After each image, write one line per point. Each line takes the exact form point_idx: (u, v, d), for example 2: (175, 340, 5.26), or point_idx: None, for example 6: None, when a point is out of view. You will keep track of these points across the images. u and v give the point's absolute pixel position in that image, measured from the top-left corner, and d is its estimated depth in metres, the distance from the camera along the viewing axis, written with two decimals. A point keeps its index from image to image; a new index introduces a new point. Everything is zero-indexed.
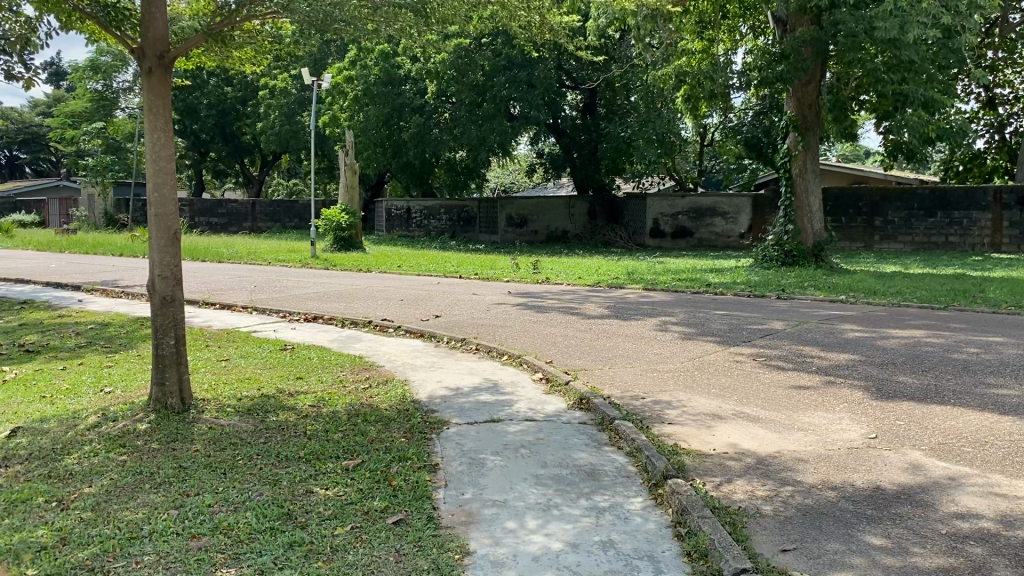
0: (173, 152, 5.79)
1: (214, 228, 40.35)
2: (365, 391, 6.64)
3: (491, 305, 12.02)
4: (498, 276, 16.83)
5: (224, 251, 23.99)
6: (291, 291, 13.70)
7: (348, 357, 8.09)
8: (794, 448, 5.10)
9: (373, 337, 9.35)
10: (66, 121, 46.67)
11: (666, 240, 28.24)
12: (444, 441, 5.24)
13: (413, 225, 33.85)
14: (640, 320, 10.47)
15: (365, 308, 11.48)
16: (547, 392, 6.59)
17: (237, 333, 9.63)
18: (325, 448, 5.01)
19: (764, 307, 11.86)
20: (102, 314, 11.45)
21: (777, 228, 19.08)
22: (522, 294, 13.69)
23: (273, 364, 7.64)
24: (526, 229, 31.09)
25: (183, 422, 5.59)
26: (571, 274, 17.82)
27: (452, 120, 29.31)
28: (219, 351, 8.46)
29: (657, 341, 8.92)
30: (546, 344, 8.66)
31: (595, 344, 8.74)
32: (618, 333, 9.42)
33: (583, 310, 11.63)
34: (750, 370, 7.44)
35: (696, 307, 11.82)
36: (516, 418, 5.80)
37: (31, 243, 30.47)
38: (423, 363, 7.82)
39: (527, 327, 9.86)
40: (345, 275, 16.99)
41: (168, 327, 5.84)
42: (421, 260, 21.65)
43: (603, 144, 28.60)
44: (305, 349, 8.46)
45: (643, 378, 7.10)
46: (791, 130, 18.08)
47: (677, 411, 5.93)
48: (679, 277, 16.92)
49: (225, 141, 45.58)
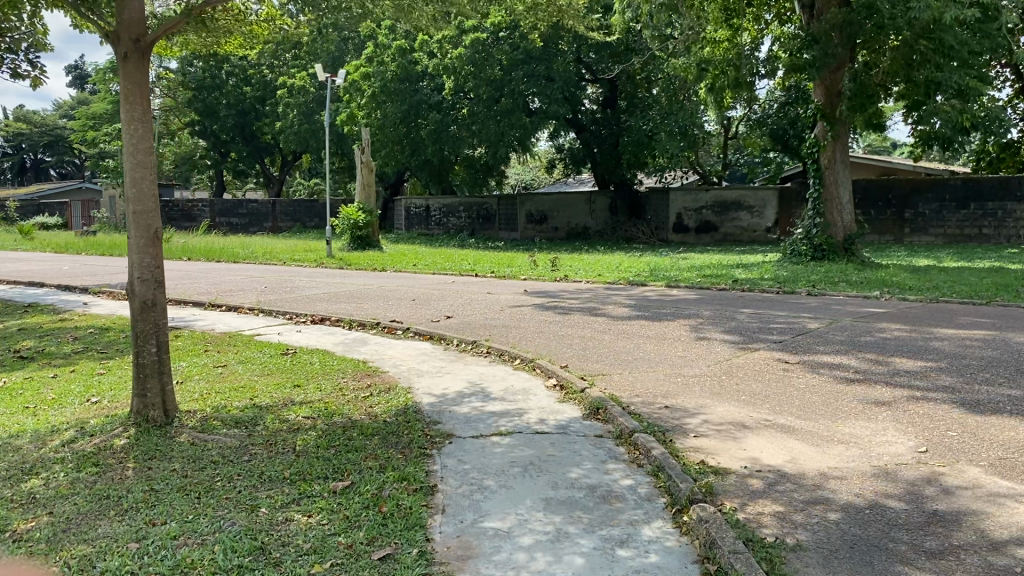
0: (153, 143, 5.35)
1: (235, 228, 40.22)
2: (365, 400, 6.16)
3: (507, 305, 11.54)
4: (515, 275, 16.33)
5: (240, 252, 23.76)
6: (301, 291, 13.27)
7: (352, 362, 7.63)
8: (835, 465, 4.55)
9: (380, 340, 8.90)
10: (88, 124, 46.81)
11: (690, 235, 27.65)
12: (444, 458, 4.74)
13: (432, 222, 33.46)
14: (662, 320, 9.93)
15: (375, 309, 11.03)
16: (561, 400, 6.08)
17: (240, 337, 9.21)
18: (312, 468, 4.52)
19: (794, 304, 11.27)
20: (105, 317, 11.09)
21: (804, 222, 18.38)
22: (540, 293, 13.18)
23: (271, 371, 7.17)
24: (547, 225, 30.52)
25: (163, 437, 5.15)
26: (591, 271, 17.32)
27: (469, 115, 28.57)
28: (218, 356, 8.03)
29: (681, 343, 8.37)
30: (563, 347, 8.15)
31: (614, 347, 8.22)
32: (639, 334, 8.89)
33: (603, 310, 11.11)
34: (783, 375, 6.89)
35: (722, 306, 11.25)
36: (526, 431, 5.28)
37: (50, 246, 30.44)
38: (430, 368, 7.35)
39: (543, 328, 9.36)
40: (359, 275, 16.58)
41: (149, 333, 5.40)
42: (438, 258, 21.21)
43: (624, 138, 28.08)
44: (307, 354, 8.02)
45: (667, 384, 6.58)
46: (818, 119, 17.49)
47: (703, 421, 5.40)
48: (703, 273, 16.33)
49: (245, 141, 45.44)
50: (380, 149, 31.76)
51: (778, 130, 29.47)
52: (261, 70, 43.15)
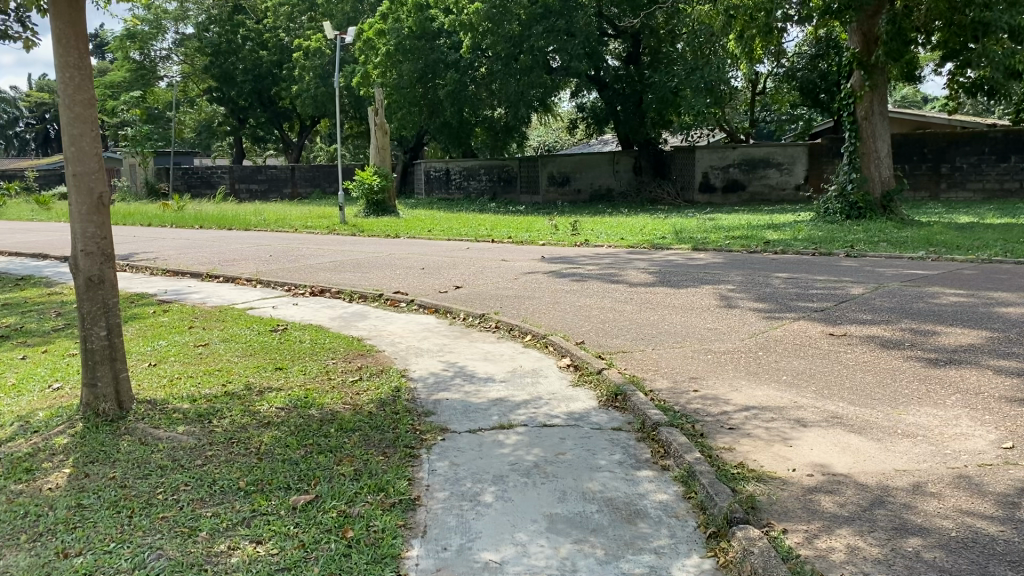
0: (94, 91, 4.62)
1: (254, 195, 39.64)
2: (351, 386, 5.46)
3: (521, 273, 10.76)
4: (533, 240, 15.47)
5: (252, 219, 23.12)
6: (306, 260, 12.54)
7: (345, 341, 6.91)
8: (905, 469, 3.75)
9: (380, 314, 8.17)
10: (105, 91, 46.16)
11: (716, 195, 26.58)
12: (433, 460, 4.00)
13: (452, 186, 32.58)
14: (689, 287, 9.08)
15: (380, 279, 10.30)
16: (575, 384, 5.31)
17: (231, 312, 8.50)
18: (274, 476, 3.79)
19: (833, 267, 10.33)
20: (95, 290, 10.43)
21: (840, 177, 17.28)
22: (557, 259, 12.33)
23: (254, 352, 6.46)
24: (569, 188, 29.50)
25: (112, 434, 4.45)
26: (613, 234, 16.47)
27: (489, 75, 27.81)
28: (200, 335, 7.33)
29: (711, 314, 7.53)
30: (580, 321, 7.36)
31: (637, 319, 7.41)
32: (664, 304, 8.08)
33: (623, 276, 10.28)
34: (826, 351, 6.05)
35: (753, 270, 10.36)
36: (532, 424, 4.52)
37: (64, 216, 29.95)
38: (430, 346, 6.61)
39: (558, 298, 8.57)
40: (370, 241, 15.88)
41: (97, 315, 4.68)
42: (454, 222, 20.40)
43: (648, 95, 26.97)
44: (297, 332, 7.31)
45: (697, 362, 5.77)
46: (856, 68, 16.32)
47: (740, 412, 4.60)
48: (732, 234, 15.46)
49: (263, 107, 44.64)
50: (397, 111, 30.88)
51: (807, 81, 28.22)
52: (277, 34, 42.12)
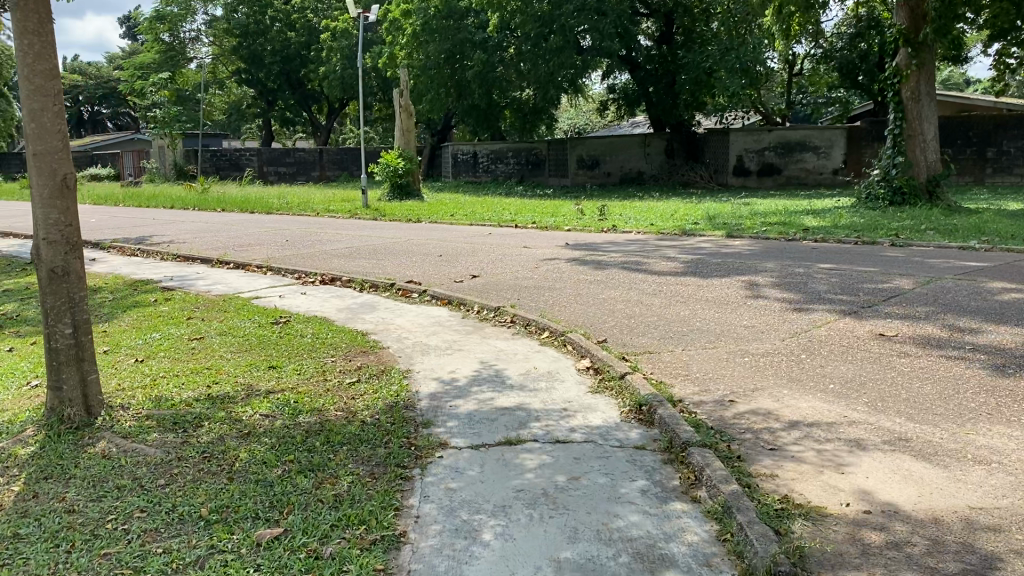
0: (56, 61, 4.11)
1: (283, 177, 39.42)
2: (347, 389, 4.93)
3: (542, 261, 10.20)
4: (558, 225, 14.87)
5: (275, 202, 22.76)
6: (321, 246, 12.06)
7: (349, 335, 6.41)
8: (982, 506, 3.16)
9: (391, 305, 7.67)
10: (134, 73, 46.05)
11: (751, 178, 25.70)
12: (427, 485, 3.48)
13: (480, 169, 31.98)
14: (722, 278, 8.45)
15: (394, 267, 9.80)
16: (594, 391, 4.77)
17: (235, 301, 8.04)
18: (242, 502, 3.31)
19: (878, 257, 9.64)
20: (100, 276, 10.00)
21: (883, 161, 16.39)
22: (582, 246, 11.73)
23: (249, 348, 5.96)
24: (599, 171, 28.72)
25: (74, 446, 3.98)
26: (643, 219, 15.81)
27: (517, 55, 27.10)
28: (197, 327, 6.85)
29: (746, 309, 6.92)
30: (603, 316, 6.81)
31: (665, 315, 6.84)
32: (696, 297, 7.49)
33: (652, 265, 9.68)
34: (878, 354, 5.44)
35: (792, 260, 9.69)
36: (544, 440, 3.98)
37: (89, 198, 29.76)
38: (439, 343, 6.08)
39: (580, 290, 8.00)
40: (390, 225, 15.39)
41: (61, 310, 4.21)
42: (479, 207, 19.89)
43: (680, 76, 26.13)
44: (300, 324, 6.82)
45: (732, 368, 5.20)
46: (901, 44, 15.46)
47: (783, 429, 4.04)
48: (768, 220, 14.74)
49: (292, 89, 44.35)
50: (425, 92, 30.36)
51: (846, 61, 27.16)
52: (305, 15, 41.69)
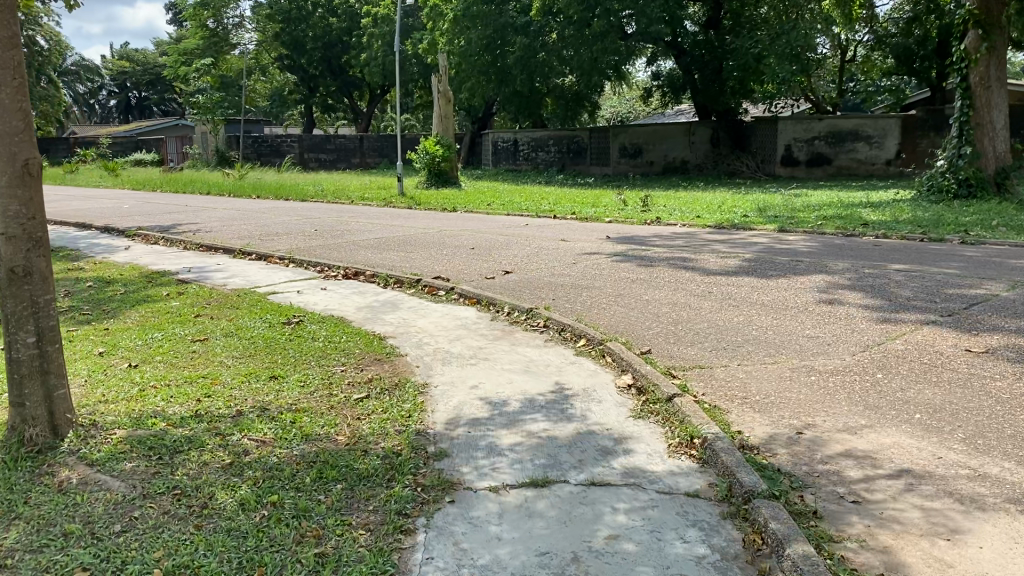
0: (15, 28, 3.54)
1: (323, 164, 39.14)
2: (353, 407, 4.34)
3: (582, 256, 9.51)
4: (598, 217, 14.16)
5: (310, 189, 22.35)
6: (349, 237, 11.54)
7: (364, 339, 5.82)
8: None
9: (414, 304, 7.08)
10: (178, 59, 46.14)
11: (800, 169, 24.67)
12: (432, 544, 2.86)
13: (520, 157, 31.25)
14: (780, 279, 7.70)
15: (423, 260, 9.20)
16: (636, 416, 4.12)
17: (250, 297, 7.50)
18: (207, 562, 2.72)
19: (953, 257, 8.78)
20: (117, 266, 9.55)
21: (947, 150, 15.28)
22: (626, 240, 11.01)
23: (252, 355, 5.40)
24: (641, 159, 27.90)
25: (28, 476, 3.41)
26: (688, 211, 15.02)
27: (559, 40, 26.30)
28: (203, 327, 6.31)
29: (809, 316, 6.18)
30: (647, 322, 6.13)
31: (717, 321, 6.14)
32: (751, 300, 6.75)
33: (703, 262, 8.92)
34: (968, 374, 4.68)
35: (857, 259, 8.87)
36: (577, 483, 3.33)
37: (129, 183, 29.78)
38: (463, 351, 5.46)
39: (623, 291, 7.32)
40: (424, 215, 14.79)
41: (23, 316, 3.65)
42: (518, 196, 19.24)
43: (728, 61, 25.08)
44: (313, 326, 6.25)
45: (797, 390, 4.50)
46: (972, 26, 14.35)
47: (873, 477, 3.34)
48: (824, 214, 13.84)
49: (333, 75, 43.97)
50: (465, 79, 29.84)
51: (903, 48, 25.84)
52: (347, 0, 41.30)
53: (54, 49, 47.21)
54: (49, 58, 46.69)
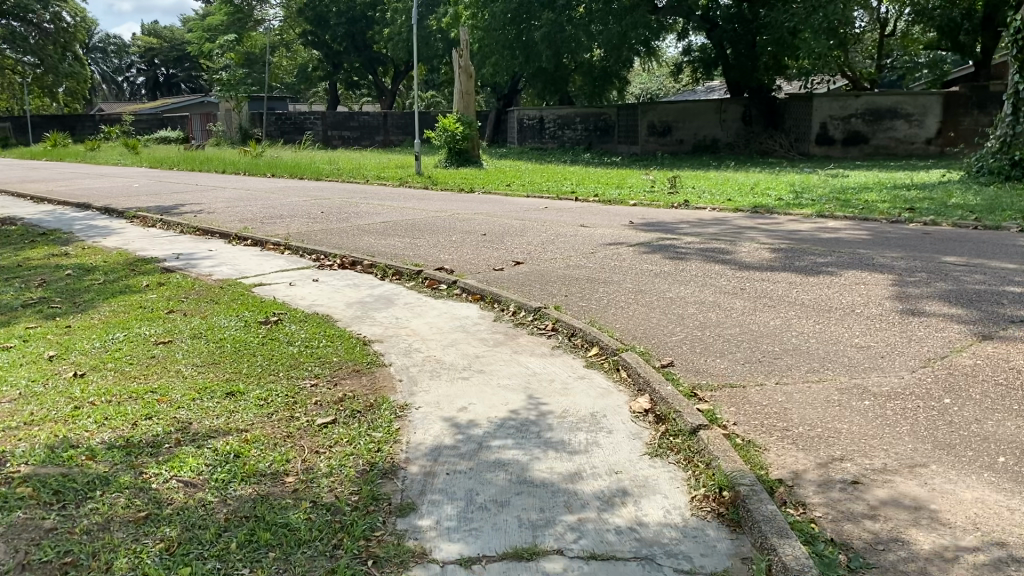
0: None
1: (347, 142, 38.46)
2: (314, 435, 3.64)
3: (603, 245, 8.76)
4: (622, 199, 13.35)
5: (326, 167, 21.69)
6: (355, 221, 10.84)
7: (346, 343, 5.14)
8: None
9: (412, 301, 6.39)
10: (202, 34, 45.61)
11: (835, 148, 23.50)
12: None
13: (546, 135, 30.30)
14: (822, 274, 6.92)
15: (429, 248, 8.50)
16: (653, 454, 3.40)
17: (233, 290, 6.82)
18: None
19: (1014, 249, 7.93)
20: (105, 252, 8.94)
21: (999, 128, 14.26)
22: (652, 226, 10.23)
23: (215, 364, 4.73)
24: (670, 138, 26.84)
25: None
26: (719, 193, 14.16)
27: (586, 14, 25.29)
28: (172, 326, 5.65)
29: (858, 320, 5.39)
30: (670, 325, 5.38)
31: (750, 324, 5.38)
32: (790, 299, 5.98)
33: (736, 253, 8.15)
34: None
35: (908, 251, 8.05)
36: (573, 557, 2.62)
37: (147, 162, 29.36)
38: (457, 360, 4.74)
39: (645, 287, 6.57)
40: (440, 197, 14.09)
41: None
42: (540, 176, 18.44)
43: (764, 36, 23.86)
44: (292, 326, 5.56)
45: (847, 420, 3.74)
46: None
47: (956, 557, 2.62)
48: (865, 197, 12.94)
49: (358, 52, 42.95)
50: (489, 55, 28.98)
51: (947, 20, 24.38)
52: None
53: (79, 25, 46.92)
54: (74, 35, 46.44)
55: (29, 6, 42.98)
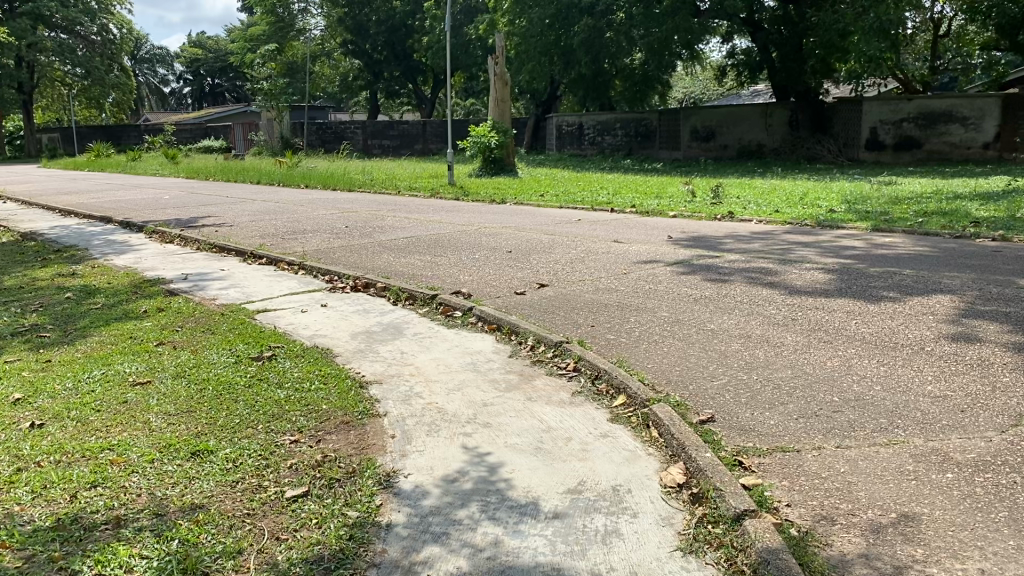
0: None
1: (386, 150, 38.22)
2: (280, 515, 3.05)
3: (638, 264, 8.10)
4: (661, 210, 12.61)
5: (358, 178, 21.30)
6: (377, 237, 10.29)
7: (340, 385, 4.56)
8: None
9: (424, 330, 5.81)
10: (244, 45, 45.95)
11: (886, 154, 22.44)
12: None
13: (585, 142, 29.62)
14: (881, 300, 6.19)
15: (450, 268, 7.93)
16: (687, 550, 2.76)
17: (233, 317, 6.31)
18: None
19: None
20: (112, 272, 8.51)
21: None
22: (693, 241, 9.54)
23: (189, 413, 4.17)
24: (713, 144, 25.95)
25: None
26: (764, 203, 13.38)
27: (626, 20, 24.55)
28: (156, 363, 5.12)
29: (929, 362, 4.65)
30: (710, 366, 4.71)
31: (803, 365, 4.67)
32: (849, 333, 5.26)
33: (784, 274, 7.45)
34: None
35: (978, 271, 7.26)
36: None
37: (186, 172, 29.35)
38: (465, 410, 4.12)
39: (680, 314, 5.91)
40: (471, 209, 13.53)
41: None
42: (576, 186, 17.80)
43: (811, 39, 22.92)
44: (284, 363, 4.99)
45: (927, 502, 3.04)
46: None
47: None
48: (923, 207, 12.04)
49: (398, 60, 42.47)
50: (527, 62, 28.42)
51: (1005, 19, 23.16)
52: None
53: (124, 36, 47.37)
54: (119, 46, 46.96)
55: (76, 18, 43.96)
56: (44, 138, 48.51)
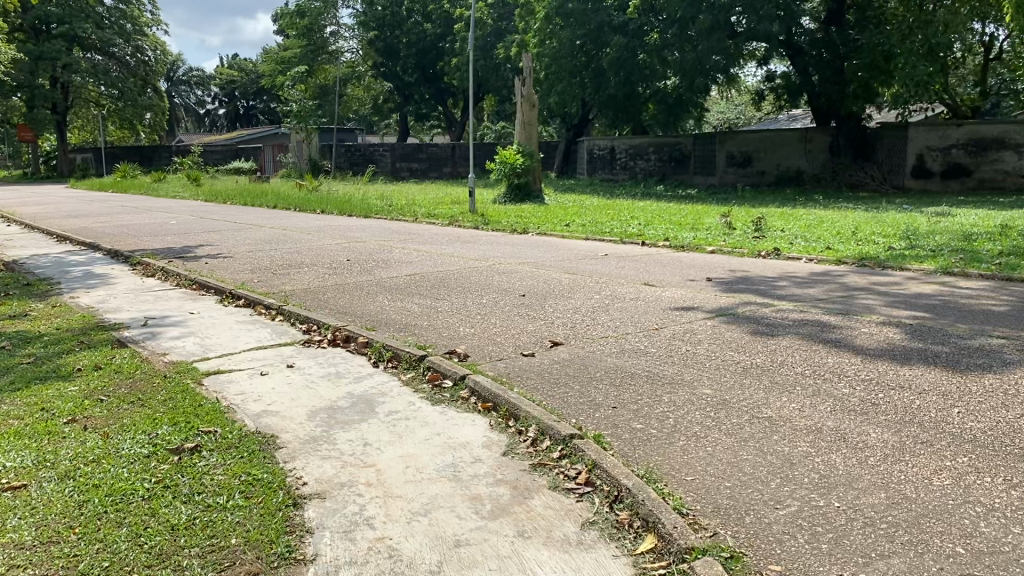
0: None
1: (415, 173, 37.37)
2: None
3: (673, 314, 6.83)
4: (697, 244, 11.37)
5: (376, 203, 20.30)
6: (377, 274, 9.18)
7: (270, 498, 3.37)
8: None
9: (401, 406, 4.61)
10: (275, 68, 45.56)
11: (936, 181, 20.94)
12: None
13: (617, 166, 28.45)
14: (978, 376, 4.90)
15: (447, 316, 6.77)
16: None
17: (176, 382, 5.16)
18: None
19: None
20: (68, 314, 7.45)
21: None
22: (736, 284, 8.29)
23: (43, 546, 3.02)
24: (751, 169, 24.60)
25: None
26: (812, 236, 12.10)
27: (659, 40, 23.32)
28: (47, 454, 3.96)
29: None
30: (773, 482, 3.44)
31: (900, 486, 3.38)
32: (953, 431, 3.96)
33: (847, 330, 6.19)
34: None
35: None
36: None
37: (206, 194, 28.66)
38: (428, 557, 2.89)
39: (723, 391, 4.66)
40: (488, 239, 12.39)
41: None
42: (604, 213, 16.64)
43: (856, 62, 21.49)
44: (207, 460, 3.81)
45: None
46: None
47: None
48: (992, 245, 10.67)
49: (427, 83, 41.85)
50: (557, 84, 27.39)
51: None
52: None
53: (160, 58, 47.19)
54: (154, 68, 46.73)
55: (111, 39, 43.67)
56: (78, 157, 48.51)
